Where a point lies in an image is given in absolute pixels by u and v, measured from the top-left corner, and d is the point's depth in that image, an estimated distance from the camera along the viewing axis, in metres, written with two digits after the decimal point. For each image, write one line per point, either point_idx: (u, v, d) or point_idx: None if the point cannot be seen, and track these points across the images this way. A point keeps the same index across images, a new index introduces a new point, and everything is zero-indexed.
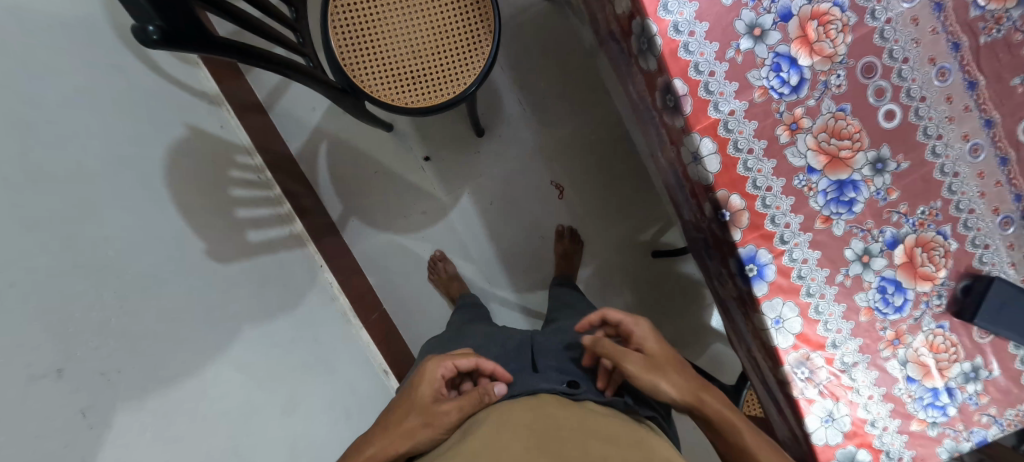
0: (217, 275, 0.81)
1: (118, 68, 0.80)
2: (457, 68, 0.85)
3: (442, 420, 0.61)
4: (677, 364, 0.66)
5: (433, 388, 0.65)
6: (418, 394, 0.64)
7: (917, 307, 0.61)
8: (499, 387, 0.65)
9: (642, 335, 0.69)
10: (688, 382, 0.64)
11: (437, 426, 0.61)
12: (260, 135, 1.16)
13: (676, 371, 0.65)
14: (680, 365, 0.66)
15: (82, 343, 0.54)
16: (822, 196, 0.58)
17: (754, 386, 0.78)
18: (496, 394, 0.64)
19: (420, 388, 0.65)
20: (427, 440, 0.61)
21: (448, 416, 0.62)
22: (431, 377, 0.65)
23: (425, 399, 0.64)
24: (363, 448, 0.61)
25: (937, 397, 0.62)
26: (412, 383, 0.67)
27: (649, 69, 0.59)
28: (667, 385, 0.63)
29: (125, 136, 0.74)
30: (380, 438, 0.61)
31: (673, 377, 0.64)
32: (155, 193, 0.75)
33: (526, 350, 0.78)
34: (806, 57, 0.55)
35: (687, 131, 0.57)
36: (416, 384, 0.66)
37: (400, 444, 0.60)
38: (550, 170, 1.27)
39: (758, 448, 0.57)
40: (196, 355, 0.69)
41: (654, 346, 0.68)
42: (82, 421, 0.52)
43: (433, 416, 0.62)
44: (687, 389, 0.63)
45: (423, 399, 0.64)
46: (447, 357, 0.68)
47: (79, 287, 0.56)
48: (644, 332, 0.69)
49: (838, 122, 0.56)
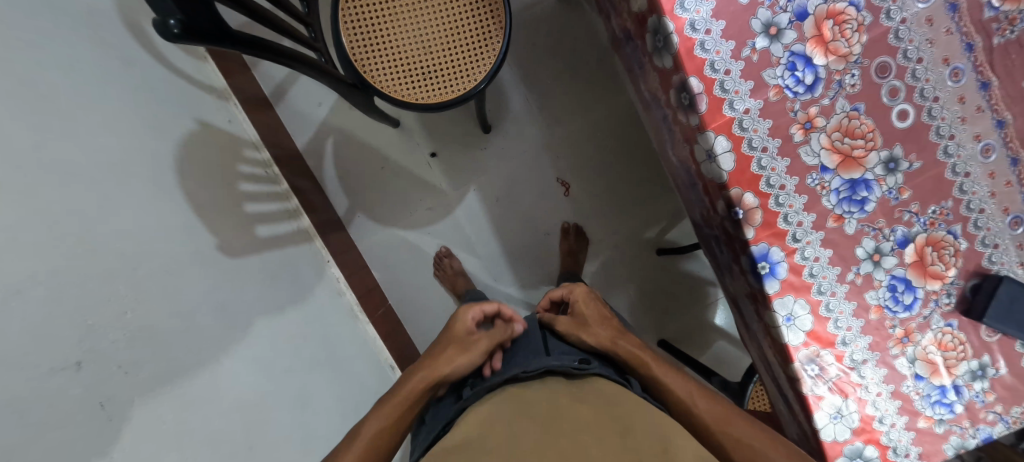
0: (226, 270, 0.81)
1: (128, 62, 0.80)
2: (468, 65, 0.85)
3: (477, 347, 0.72)
4: (600, 321, 0.77)
5: (466, 325, 0.75)
6: (453, 330, 0.74)
7: (927, 305, 0.62)
8: (519, 326, 0.78)
9: (575, 298, 0.81)
10: (606, 333, 0.74)
11: (473, 353, 0.71)
12: (266, 130, 1.15)
13: (594, 326, 0.76)
14: (604, 320, 0.77)
15: (99, 337, 0.54)
16: (835, 194, 0.58)
17: (761, 380, 0.78)
18: (518, 329, 0.78)
19: (455, 326, 0.75)
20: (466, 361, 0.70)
21: (482, 344, 0.73)
22: (464, 317, 0.76)
23: (460, 333, 0.74)
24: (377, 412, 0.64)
25: (944, 394, 0.63)
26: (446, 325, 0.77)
27: (664, 66, 0.59)
28: (587, 336, 0.74)
29: (132, 128, 0.73)
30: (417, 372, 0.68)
31: (592, 333, 0.74)
32: (164, 188, 0.74)
33: (535, 333, 0.78)
34: (821, 56, 0.55)
35: (701, 129, 0.57)
36: (450, 327, 0.76)
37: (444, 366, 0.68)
38: (555, 167, 1.27)
39: (663, 373, 0.68)
40: (209, 349, 0.69)
41: (582, 305, 0.80)
42: (102, 414, 0.52)
43: (469, 346, 0.72)
44: (602, 339, 0.73)
45: (459, 333, 0.74)
46: (476, 303, 0.79)
47: (98, 283, 0.56)
48: (581, 294, 0.82)
49: (851, 122, 0.57)
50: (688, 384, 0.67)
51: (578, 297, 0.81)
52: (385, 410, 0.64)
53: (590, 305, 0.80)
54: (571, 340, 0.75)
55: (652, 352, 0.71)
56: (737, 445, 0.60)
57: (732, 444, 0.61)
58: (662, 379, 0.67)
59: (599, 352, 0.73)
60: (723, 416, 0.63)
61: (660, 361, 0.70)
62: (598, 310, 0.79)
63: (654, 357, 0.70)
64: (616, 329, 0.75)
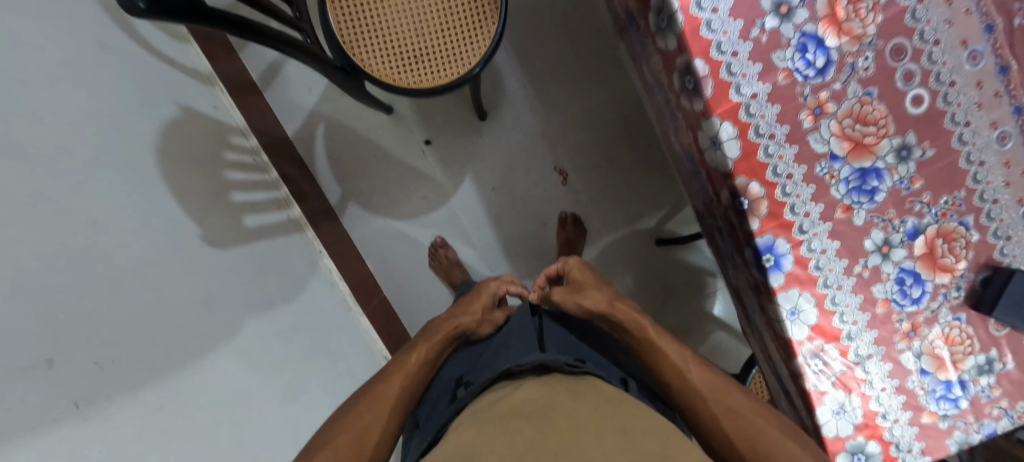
0: (211, 263, 0.78)
1: (104, 44, 0.76)
2: (462, 47, 0.82)
3: (497, 319, 0.80)
4: (596, 286, 0.76)
5: (491, 299, 0.80)
6: (477, 300, 0.80)
7: (936, 299, 0.60)
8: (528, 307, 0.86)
9: (571, 268, 0.81)
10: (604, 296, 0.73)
11: (493, 323, 0.79)
12: (253, 116, 1.11)
13: (590, 290, 0.75)
14: (601, 286, 0.76)
15: (73, 334, 0.52)
16: (844, 184, 0.56)
17: (760, 365, 0.77)
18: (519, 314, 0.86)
19: (479, 300, 0.79)
20: (486, 321, 0.78)
21: (500, 318, 0.81)
22: (489, 291, 0.81)
23: (484, 305, 0.79)
24: (408, 355, 0.70)
25: (950, 389, 0.62)
26: (470, 295, 0.81)
27: (668, 48, 0.56)
28: (584, 299, 0.73)
29: (108, 114, 0.70)
30: (448, 320, 0.76)
31: (588, 296, 0.74)
32: (143, 177, 0.71)
33: (529, 326, 0.76)
34: (834, 37, 0.52)
35: (706, 114, 0.55)
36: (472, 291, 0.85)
37: (467, 319, 0.76)
38: (553, 155, 1.24)
39: (658, 337, 0.66)
40: (194, 344, 0.67)
41: (578, 274, 0.79)
42: (77, 415, 0.50)
43: (491, 317, 0.79)
44: (602, 302, 0.72)
45: (483, 305, 0.79)
46: (503, 282, 0.84)
47: (71, 279, 0.54)
48: (576, 264, 0.81)
49: (863, 107, 0.54)
50: (685, 352, 0.65)
51: (573, 269, 0.81)
52: (431, 341, 0.72)
53: (586, 273, 0.80)
54: (569, 307, 0.75)
55: (651, 319, 0.70)
56: (726, 414, 0.58)
57: (721, 412, 0.58)
58: (660, 346, 0.65)
59: (598, 315, 0.73)
60: (715, 384, 0.61)
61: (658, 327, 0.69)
62: (593, 277, 0.79)
63: (653, 322, 0.69)
64: (613, 294, 0.75)
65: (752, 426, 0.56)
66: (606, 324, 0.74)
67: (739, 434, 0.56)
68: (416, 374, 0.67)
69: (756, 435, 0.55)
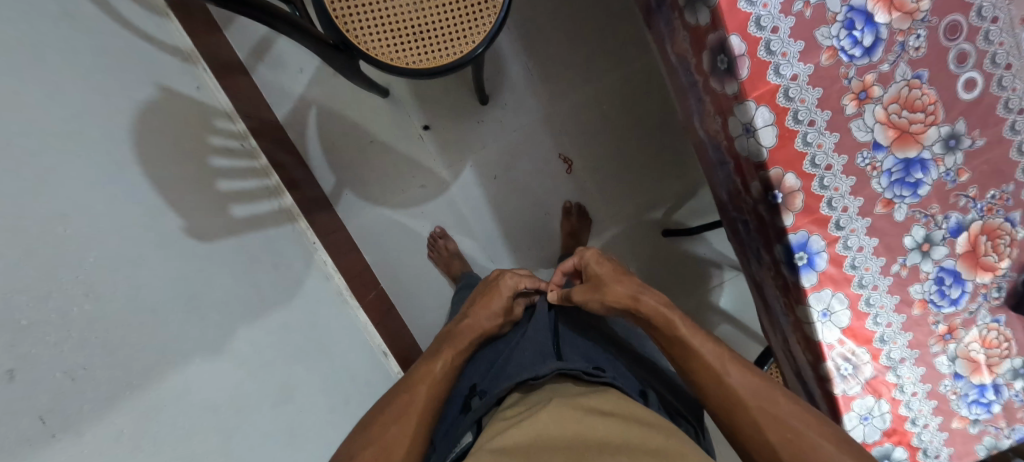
0: (195, 256, 0.73)
1: (70, 16, 0.70)
2: (464, 24, 0.75)
3: (514, 316, 0.78)
4: (617, 278, 0.72)
5: (506, 302, 0.76)
6: (492, 306, 0.75)
7: (975, 300, 0.56)
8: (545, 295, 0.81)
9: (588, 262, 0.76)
10: (627, 290, 0.69)
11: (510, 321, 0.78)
12: (240, 98, 1.05)
13: (612, 284, 0.71)
14: (623, 277, 0.72)
15: (37, 339, 0.46)
16: (886, 177, 0.51)
17: (777, 363, 0.73)
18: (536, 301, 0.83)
19: (495, 302, 0.75)
20: (506, 321, 0.77)
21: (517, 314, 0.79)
22: (504, 294, 0.76)
23: (499, 311, 0.75)
24: (434, 361, 0.67)
25: (983, 393, 0.58)
26: (485, 297, 0.77)
27: (698, 23, 0.51)
28: (608, 295, 0.70)
29: (74, 95, 0.63)
30: (464, 327, 0.73)
31: (611, 292, 0.70)
32: (116, 163, 0.65)
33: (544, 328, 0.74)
34: (884, 13, 0.47)
35: (740, 98, 0.50)
36: (489, 287, 0.80)
37: (489, 324, 0.74)
38: (557, 142, 1.19)
39: (691, 335, 0.62)
40: (176, 345, 0.62)
41: (596, 268, 0.75)
42: (43, 430, 0.45)
43: (509, 317, 0.77)
44: (625, 298, 0.69)
45: (497, 311, 0.75)
46: (522, 277, 0.79)
47: (33, 279, 0.48)
48: (593, 256, 0.76)
49: (911, 92, 0.49)
50: (722, 352, 0.60)
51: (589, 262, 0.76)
52: (455, 350, 0.69)
53: (604, 266, 0.74)
54: (593, 306, 0.72)
55: (680, 313, 0.65)
56: (773, 423, 0.54)
57: (768, 421, 0.55)
58: (697, 349, 0.61)
59: (624, 311, 0.69)
60: (760, 390, 0.57)
61: (689, 323, 0.64)
62: (613, 269, 0.74)
63: (683, 318, 0.64)
64: (635, 284, 0.70)
65: (803, 438, 0.52)
66: (632, 318, 0.70)
67: (789, 447, 0.53)
68: (442, 381, 0.65)
69: (809, 450, 0.51)
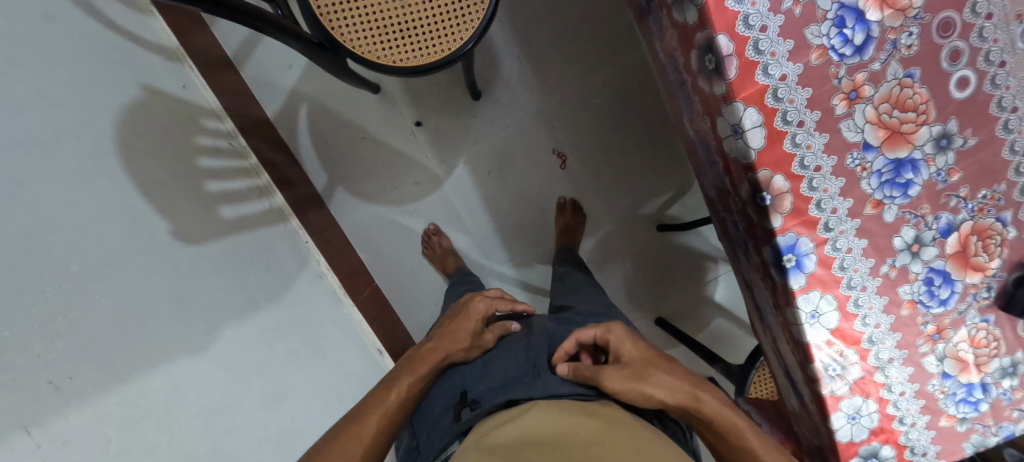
0: (183, 260, 0.72)
1: (47, 15, 0.68)
2: (453, 20, 0.74)
3: (486, 341, 0.76)
4: (661, 365, 0.63)
5: (475, 324, 0.76)
6: (458, 329, 0.75)
7: (964, 300, 0.56)
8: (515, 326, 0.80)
9: (619, 342, 0.66)
10: (682, 384, 0.61)
11: (483, 347, 0.76)
12: (228, 96, 1.03)
13: (657, 373, 0.61)
14: (666, 364, 0.63)
15: (21, 349, 0.46)
16: (876, 177, 0.51)
17: (766, 360, 0.73)
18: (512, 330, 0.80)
19: (464, 323, 0.76)
20: (476, 345, 0.75)
21: (490, 340, 0.77)
22: (471, 316, 0.77)
23: (466, 333, 0.75)
24: (389, 389, 0.65)
25: (971, 392, 0.58)
26: (455, 321, 0.77)
27: (685, 22, 0.50)
28: (657, 389, 0.60)
29: (55, 98, 0.62)
30: (433, 350, 0.72)
31: (660, 384, 0.60)
32: (99, 167, 0.64)
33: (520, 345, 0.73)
34: (876, 10, 0.46)
35: (727, 99, 0.49)
36: (458, 311, 0.80)
37: (455, 346, 0.73)
38: (551, 137, 1.17)
39: (729, 416, 0.59)
40: (164, 350, 0.62)
41: (630, 350, 0.65)
42: (30, 440, 0.45)
43: (479, 341, 0.75)
44: (682, 394, 0.60)
45: (465, 333, 0.75)
46: (491, 300, 0.80)
47: (16, 288, 0.47)
48: (621, 337, 0.67)
49: (903, 91, 0.48)
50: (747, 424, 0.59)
51: (621, 343, 0.66)
52: (414, 375, 0.68)
53: (637, 349, 0.65)
54: (631, 396, 0.60)
55: (741, 415, 0.60)
56: None
57: None
58: (736, 425, 0.58)
59: (672, 406, 0.60)
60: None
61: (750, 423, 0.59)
62: (647, 354, 0.65)
63: (743, 420, 0.59)
64: (684, 375, 0.62)
65: None
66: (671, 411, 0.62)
67: None
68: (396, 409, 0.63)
69: None
